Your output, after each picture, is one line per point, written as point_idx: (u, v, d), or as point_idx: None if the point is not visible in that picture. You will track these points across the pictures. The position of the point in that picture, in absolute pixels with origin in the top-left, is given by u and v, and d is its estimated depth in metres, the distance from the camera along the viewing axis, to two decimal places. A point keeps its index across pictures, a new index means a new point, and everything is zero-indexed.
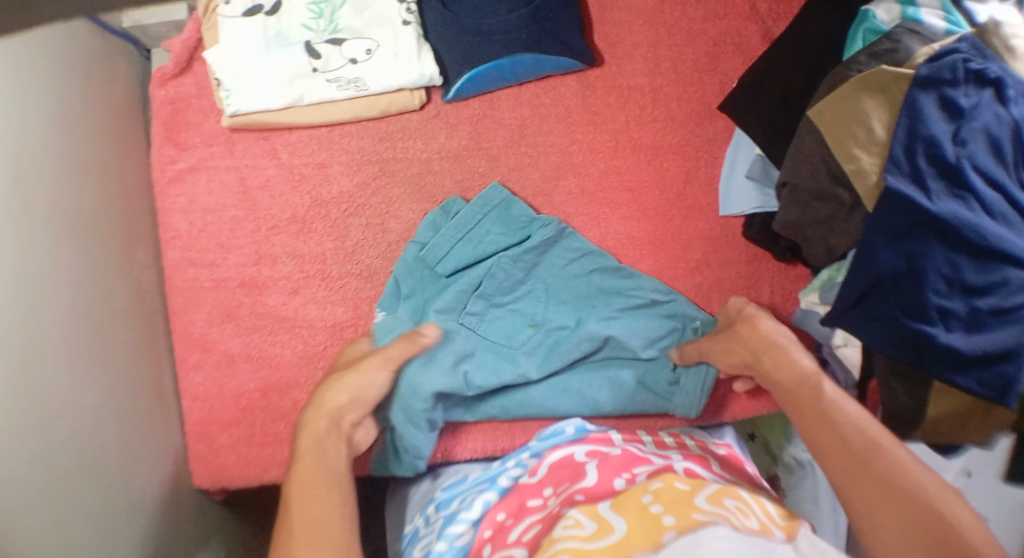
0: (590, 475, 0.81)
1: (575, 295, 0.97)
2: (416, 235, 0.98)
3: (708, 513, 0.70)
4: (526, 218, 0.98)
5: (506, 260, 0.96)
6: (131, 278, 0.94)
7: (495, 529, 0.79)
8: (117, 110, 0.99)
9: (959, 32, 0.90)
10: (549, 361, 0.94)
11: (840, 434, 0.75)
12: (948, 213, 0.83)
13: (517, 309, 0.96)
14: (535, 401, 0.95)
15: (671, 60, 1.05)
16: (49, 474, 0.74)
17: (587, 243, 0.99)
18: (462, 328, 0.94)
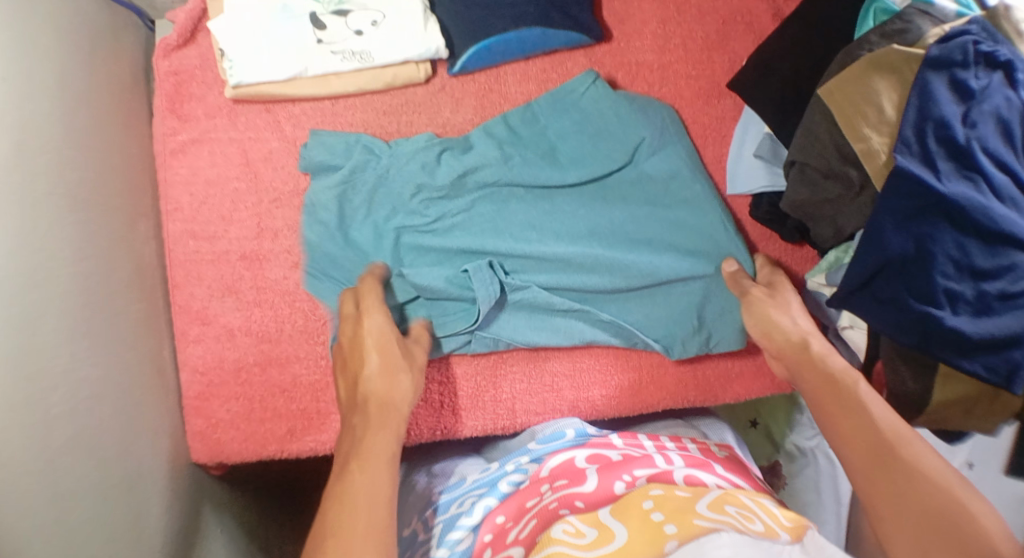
0: (589, 480, 0.80)
1: (580, 215, 0.96)
2: (421, 221, 0.94)
3: (710, 519, 0.69)
4: (525, 178, 0.95)
5: (512, 190, 0.96)
6: (131, 251, 0.93)
7: (495, 532, 0.78)
8: (119, 81, 0.98)
9: (969, 15, 0.89)
10: (559, 218, 0.95)
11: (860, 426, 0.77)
12: (959, 194, 0.82)
13: (513, 222, 0.95)
14: (548, 199, 0.96)
15: (680, 37, 1.03)
16: (46, 443, 0.73)
17: (605, 204, 0.96)
18: (473, 231, 0.94)
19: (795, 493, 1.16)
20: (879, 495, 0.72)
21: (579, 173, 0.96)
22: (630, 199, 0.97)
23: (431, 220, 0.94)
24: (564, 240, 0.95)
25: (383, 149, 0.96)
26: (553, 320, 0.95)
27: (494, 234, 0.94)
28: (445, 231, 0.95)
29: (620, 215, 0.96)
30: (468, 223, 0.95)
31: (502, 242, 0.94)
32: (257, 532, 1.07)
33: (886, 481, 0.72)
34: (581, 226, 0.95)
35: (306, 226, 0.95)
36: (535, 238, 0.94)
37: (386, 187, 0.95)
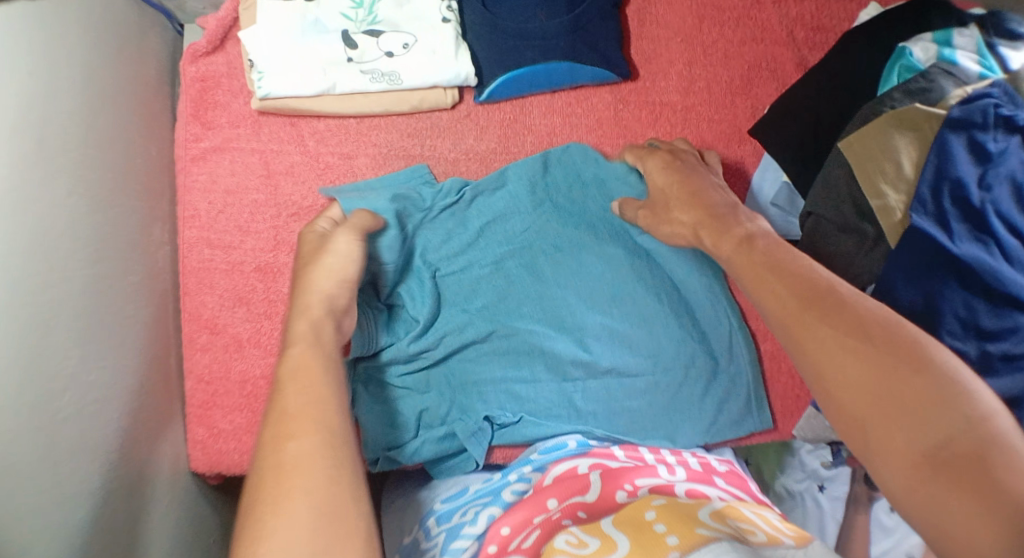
0: (591, 488, 0.81)
1: (587, 264, 0.97)
2: (432, 254, 0.96)
3: (712, 528, 0.69)
4: (532, 223, 0.98)
5: (523, 228, 0.98)
6: (145, 254, 0.92)
7: (500, 543, 0.76)
8: (146, 83, 0.98)
9: (992, 77, 0.90)
10: (566, 267, 0.97)
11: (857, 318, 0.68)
12: (968, 255, 0.83)
13: (519, 266, 0.97)
14: (555, 246, 0.97)
15: (704, 80, 1.05)
16: (51, 446, 0.73)
17: (612, 258, 0.97)
18: (479, 271, 0.97)
19: None
20: (838, 360, 0.67)
21: (606, 232, 0.98)
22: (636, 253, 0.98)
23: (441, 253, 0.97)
24: (569, 290, 0.96)
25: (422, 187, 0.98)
26: (570, 369, 0.94)
27: (519, 282, 0.96)
28: (451, 268, 0.96)
29: (625, 269, 0.97)
30: (475, 261, 0.97)
31: (506, 286, 0.96)
32: None
33: (836, 342, 0.68)
34: (586, 276, 0.97)
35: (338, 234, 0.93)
36: (541, 285, 0.96)
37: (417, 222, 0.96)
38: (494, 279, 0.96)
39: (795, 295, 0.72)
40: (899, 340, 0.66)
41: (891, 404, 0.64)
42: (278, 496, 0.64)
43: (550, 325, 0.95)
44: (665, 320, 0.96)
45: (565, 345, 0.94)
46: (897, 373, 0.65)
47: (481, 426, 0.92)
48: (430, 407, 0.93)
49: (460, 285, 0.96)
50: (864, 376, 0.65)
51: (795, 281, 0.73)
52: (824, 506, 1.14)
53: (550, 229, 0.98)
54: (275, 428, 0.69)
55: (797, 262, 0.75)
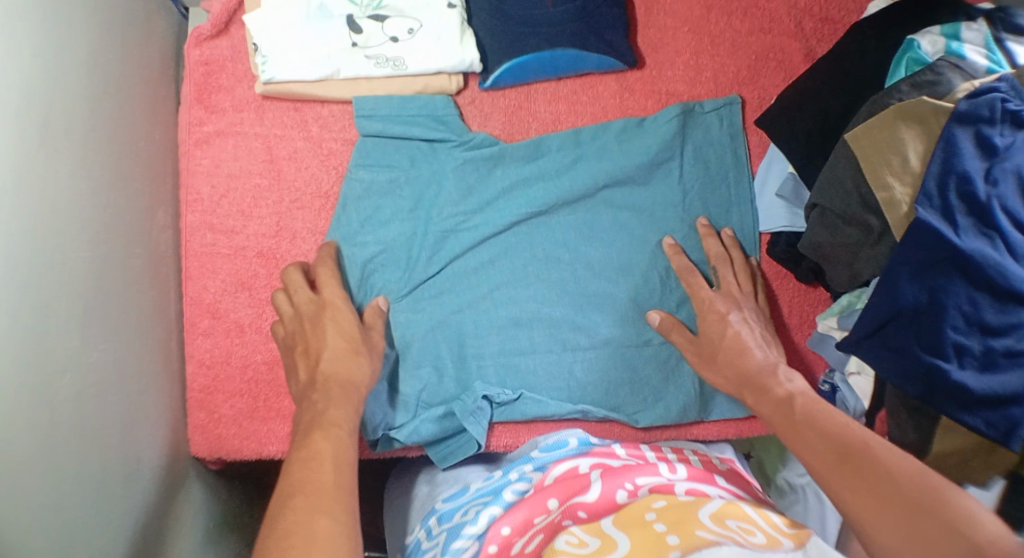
0: (592, 489, 0.81)
1: (601, 229, 0.98)
2: (446, 208, 0.96)
3: (712, 531, 0.70)
4: (545, 183, 0.97)
5: (539, 187, 0.97)
6: (148, 239, 0.92)
7: (500, 545, 0.76)
8: (150, 66, 0.97)
9: (1000, 71, 0.89)
10: (580, 233, 0.98)
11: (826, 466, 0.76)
12: (973, 250, 0.82)
13: (532, 229, 0.97)
14: (569, 209, 0.98)
15: (711, 70, 1.03)
16: (51, 429, 0.73)
17: (626, 226, 0.98)
18: (494, 228, 0.97)
19: None
20: (860, 492, 0.72)
21: (624, 193, 0.99)
22: (650, 222, 0.99)
23: (456, 207, 0.96)
24: (580, 257, 0.97)
25: (450, 149, 0.97)
26: (569, 339, 0.96)
27: (531, 244, 0.97)
28: (464, 224, 0.96)
29: (638, 236, 0.98)
30: (489, 218, 0.97)
31: (521, 248, 0.97)
32: (247, 530, 1.06)
33: (861, 477, 0.73)
34: (597, 243, 0.98)
35: (355, 167, 0.96)
36: (554, 249, 0.97)
37: (440, 172, 0.97)
38: (507, 241, 0.97)
39: (830, 452, 0.76)
40: (914, 474, 0.71)
41: (889, 514, 0.70)
42: (313, 508, 0.70)
43: (556, 297, 0.97)
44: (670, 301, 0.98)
45: (566, 316, 0.96)
46: (901, 493, 0.71)
47: (479, 406, 0.93)
48: (432, 372, 0.94)
49: (471, 244, 0.96)
50: (878, 513, 0.71)
51: (830, 435, 0.77)
52: (826, 501, 1.11)
53: (562, 189, 0.97)
54: (306, 498, 0.71)
55: (830, 418, 0.79)
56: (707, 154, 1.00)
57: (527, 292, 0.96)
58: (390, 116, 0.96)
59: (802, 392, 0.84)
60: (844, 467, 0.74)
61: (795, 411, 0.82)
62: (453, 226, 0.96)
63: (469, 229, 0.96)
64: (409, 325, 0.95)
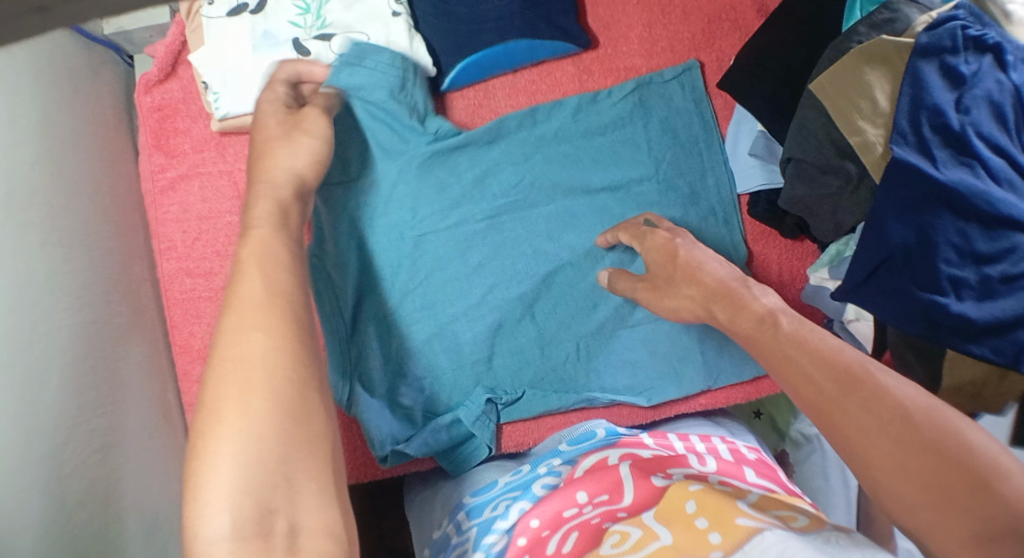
0: (627, 486, 0.78)
1: (579, 210, 0.97)
2: (420, 215, 0.95)
3: (753, 518, 0.67)
4: (515, 174, 0.97)
5: (509, 177, 0.97)
6: (128, 294, 0.91)
7: (531, 539, 0.75)
8: (103, 120, 0.95)
9: (955, 0, 0.90)
10: (557, 216, 0.97)
11: (814, 381, 0.66)
12: (955, 180, 0.82)
13: (511, 221, 0.96)
14: (543, 194, 0.97)
15: (666, 40, 1.02)
16: (65, 499, 0.72)
17: (604, 205, 0.97)
18: (471, 226, 0.96)
19: (804, 481, 1.13)
20: (869, 431, 0.62)
21: (596, 171, 0.97)
22: (626, 197, 0.97)
23: (430, 211, 0.95)
24: (561, 242, 0.96)
25: (417, 142, 0.94)
26: (565, 330, 0.95)
27: (511, 236, 0.96)
28: (440, 227, 0.95)
29: (616, 212, 0.97)
30: (465, 216, 0.96)
31: (501, 242, 0.96)
32: None
33: (869, 415, 0.62)
34: (576, 225, 0.97)
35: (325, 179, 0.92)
36: (535, 238, 0.96)
37: (404, 174, 0.94)
38: (486, 237, 0.96)
39: (826, 380, 0.65)
40: (927, 414, 0.61)
41: (893, 444, 0.60)
42: (245, 392, 0.57)
43: (547, 287, 0.96)
44: None
45: (557, 303, 0.96)
46: (906, 423, 0.61)
47: (486, 409, 0.92)
48: (434, 382, 0.93)
49: (450, 248, 0.95)
50: (887, 444, 0.61)
51: (824, 361, 0.66)
52: None
53: (535, 176, 0.97)
54: (233, 319, 0.60)
55: (822, 344, 0.68)
56: (674, 123, 0.99)
57: (516, 283, 0.95)
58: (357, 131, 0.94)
59: (782, 308, 0.73)
60: (837, 392, 0.64)
61: (779, 332, 0.71)
62: (430, 230, 0.95)
63: (446, 231, 0.95)
64: (402, 337, 0.94)
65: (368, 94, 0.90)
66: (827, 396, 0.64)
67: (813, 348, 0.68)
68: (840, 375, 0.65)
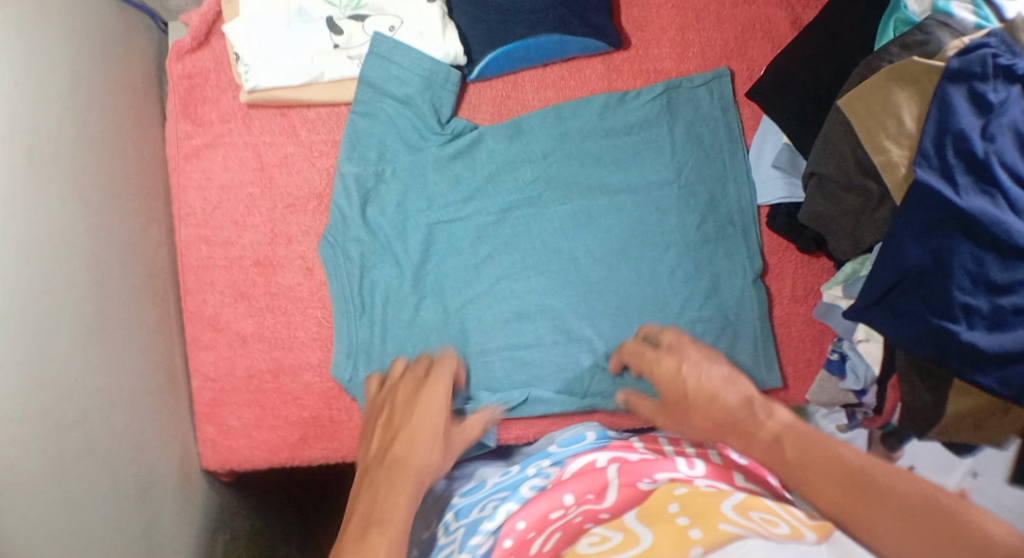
0: (610, 489, 0.78)
1: (594, 210, 0.97)
2: (436, 203, 0.96)
3: (735, 523, 0.66)
4: (533, 170, 0.97)
5: (527, 172, 0.97)
6: (143, 256, 0.91)
7: (517, 540, 0.75)
8: (133, 84, 0.96)
9: (989, 27, 0.87)
10: (573, 215, 0.96)
11: (818, 482, 0.70)
12: (975, 208, 0.81)
13: (526, 215, 0.96)
14: (560, 192, 0.97)
15: (698, 46, 1.02)
16: (59, 454, 0.72)
17: (620, 208, 0.97)
18: (486, 218, 0.96)
19: None
20: (881, 518, 0.65)
21: (615, 173, 0.97)
22: (644, 200, 0.97)
23: (445, 200, 0.96)
24: (574, 240, 0.96)
25: (431, 135, 0.96)
26: (574, 330, 0.95)
27: (525, 231, 0.96)
28: (454, 218, 0.96)
29: (632, 216, 0.97)
30: (481, 208, 0.96)
31: (514, 236, 0.96)
32: (268, 538, 1.07)
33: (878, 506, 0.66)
34: (590, 225, 0.96)
35: (342, 159, 0.95)
36: (548, 235, 0.96)
37: (422, 164, 0.96)
38: (499, 230, 0.96)
39: (831, 484, 0.69)
40: (923, 500, 0.64)
41: (902, 535, 0.63)
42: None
43: (560, 286, 0.95)
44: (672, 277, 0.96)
45: (567, 303, 0.95)
46: (908, 513, 0.64)
47: (487, 400, 0.93)
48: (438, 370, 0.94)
49: (463, 239, 0.96)
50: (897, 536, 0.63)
51: (826, 467, 0.70)
52: None
53: (553, 173, 0.97)
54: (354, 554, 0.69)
55: (826, 450, 0.72)
56: (700, 130, 0.99)
57: (527, 277, 0.95)
58: (386, 115, 0.96)
59: (787, 429, 0.76)
60: (843, 493, 0.68)
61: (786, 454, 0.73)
62: (444, 220, 0.95)
63: (460, 221, 0.96)
64: (410, 322, 0.94)
65: (396, 84, 0.94)
66: (831, 497, 0.68)
67: (817, 451, 0.72)
68: (844, 477, 0.69)
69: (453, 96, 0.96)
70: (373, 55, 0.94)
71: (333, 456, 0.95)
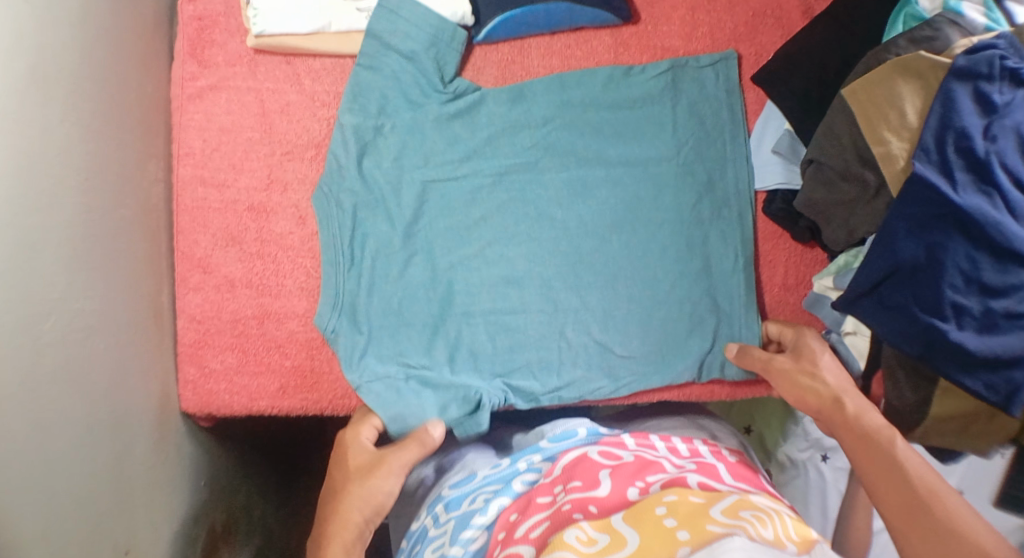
0: (602, 484, 0.78)
1: (590, 181, 0.97)
2: (433, 162, 0.96)
3: (723, 525, 0.67)
4: (531, 137, 0.97)
5: (526, 137, 0.97)
6: (139, 191, 0.92)
7: (506, 528, 0.76)
8: (144, 19, 0.96)
9: (998, 29, 0.87)
10: (568, 185, 0.96)
11: (899, 493, 0.72)
12: (973, 208, 0.80)
13: (521, 181, 0.96)
14: (556, 163, 0.97)
15: (708, 26, 1.01)
16: (35, 370, 0.72)
17: (615, 181, 0.97)
18: (481, 181, 0.96)
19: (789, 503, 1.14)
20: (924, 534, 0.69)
21: (613, 146, 0.97)
22: (641, 175, 0.97)
23: (441, 159, 0.96)
24: (569, 210, 0.96)
25: (432, 92, 0.96)
26: (561, 300, 0.95)
27: (520, 197, 0.96)
28: (449, 178, 0.96)
29: (628, 189, 0.97)
30: (477, 171, 0.96)
31: (509, 201, 0.96)
32: (242, 490, 1.07)
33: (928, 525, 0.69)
34: (584, 195, 0.96)
35: (344, 110, 0.95)
36: (542, 201, 0.96)
37: (420, 122, 0.96)
38: (495, 194, 0.96)
39: (902, 498, 0.71)
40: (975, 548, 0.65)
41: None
42: None
43: (551, 255, 0.95)
44: (663, 255, 0.96)
45: (556, 271, 0.95)
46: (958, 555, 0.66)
47: (469, 361, 0.94)
48: (422, 327, 0.94)
49: (458, 201, 0.96)
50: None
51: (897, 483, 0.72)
52: (825, 476, 1.14)
53: (552, 141, 0.97)
54: None
55: (902, 466, 0.73)
56: (703, 110, 0.99)
57: (517, 241, 0.95)
58: (389, 69, 0.96)
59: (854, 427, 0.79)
60: (908, 508, 0.70)
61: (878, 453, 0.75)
62: (439, 179, 0.96)
63: (455, 182, 0.96)
64: (399, 280, 0.94)
65: (401, 39, 0.95)
66: (898, 497, 0.72)
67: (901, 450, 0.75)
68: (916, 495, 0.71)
69: (458, 55, 0.97)
70: (381, 8, 0.95)
71: (309, 407, 0.96)
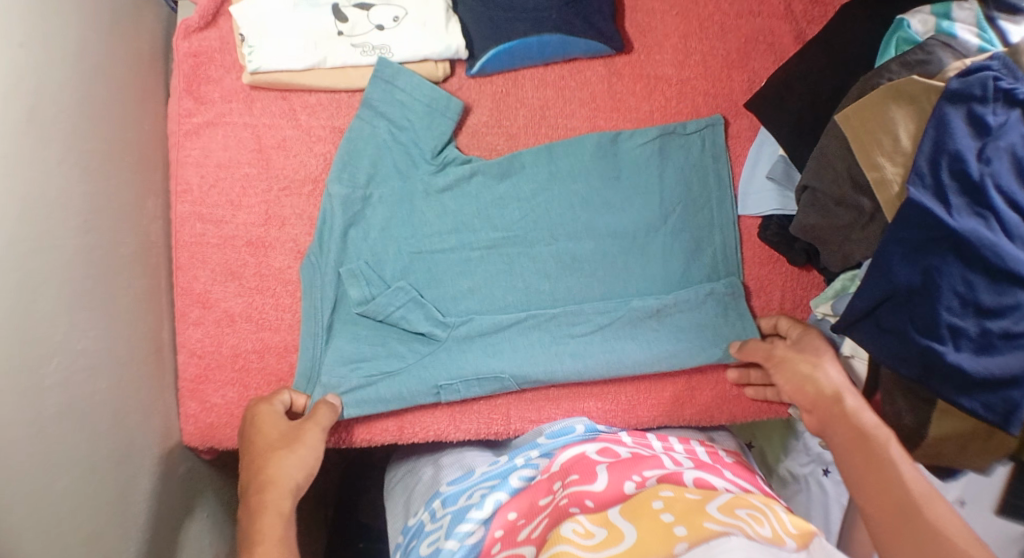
0: (599, 478, 0.79)
1: (576, 256, 0.97)
2: (422, 234, 0.96)
3: (721, 522, 0.67)
4: (520, 213, 0.98)
5: (513, 212, 0.98)
6: (137, 227, 0.92)
7: (506, 529, 0.78)
8: (139, 56, 0.97)
9: (991, 50, 0.86)
10: (553, 258, 0.97)
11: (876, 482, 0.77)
12: (968, 230, 0.80)
13: (509, 255, 0.97)
14: (544, 237, 0.98)
15: (701, 54, 1.03)
16: (38, 410, 0.73)
17: (601, 253, 0.97)
18: (469, 253, 0.97)
19: None
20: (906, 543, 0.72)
21: (600, 220, 0.98)
22: (627, 245, 0.98)
23: (429, 229, 0.97)
24: (554, 282, 0.97)
25: (422, 163, 0.97)
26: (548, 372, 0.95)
27: (507, 270, 0.97)
28: (438, 250, 0.96)
29: (614, 263, 0.97)
30: (466, 245, 0.97)
31: (494, 272, 0.97)
32: None
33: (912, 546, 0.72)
34: (570, 269, 0.97)
35: (332, 180, 0.95)
36: (529, 275, 0.97)
37: (409, 193, 0.96)
38: (481, 269, 0.97)
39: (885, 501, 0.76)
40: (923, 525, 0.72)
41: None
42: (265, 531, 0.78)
43: (538, 334, 0.95)
44: (649, 327, 0.96)
45: (541, 342, 0.95)
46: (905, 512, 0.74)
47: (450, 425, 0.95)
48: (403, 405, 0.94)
49: (443, 276, 0.96)
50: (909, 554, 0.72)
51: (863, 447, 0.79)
52: (828, 491, 1.12)
53: (539, 214, 0.98)
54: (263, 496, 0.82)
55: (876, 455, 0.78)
56: (691, 175, 0.99)
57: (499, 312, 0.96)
58: (384, 122, 0.97)
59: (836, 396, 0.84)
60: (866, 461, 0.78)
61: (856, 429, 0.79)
62: (428, 251, 0.96)
63: (444, 257, 0.96)
64: (388, 355, 0.94)
65: (396, 108, 0.97)
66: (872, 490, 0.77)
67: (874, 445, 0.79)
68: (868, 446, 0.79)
69: (453, 124, 0.98)
70: (376, 79, 0.96)
71: None
